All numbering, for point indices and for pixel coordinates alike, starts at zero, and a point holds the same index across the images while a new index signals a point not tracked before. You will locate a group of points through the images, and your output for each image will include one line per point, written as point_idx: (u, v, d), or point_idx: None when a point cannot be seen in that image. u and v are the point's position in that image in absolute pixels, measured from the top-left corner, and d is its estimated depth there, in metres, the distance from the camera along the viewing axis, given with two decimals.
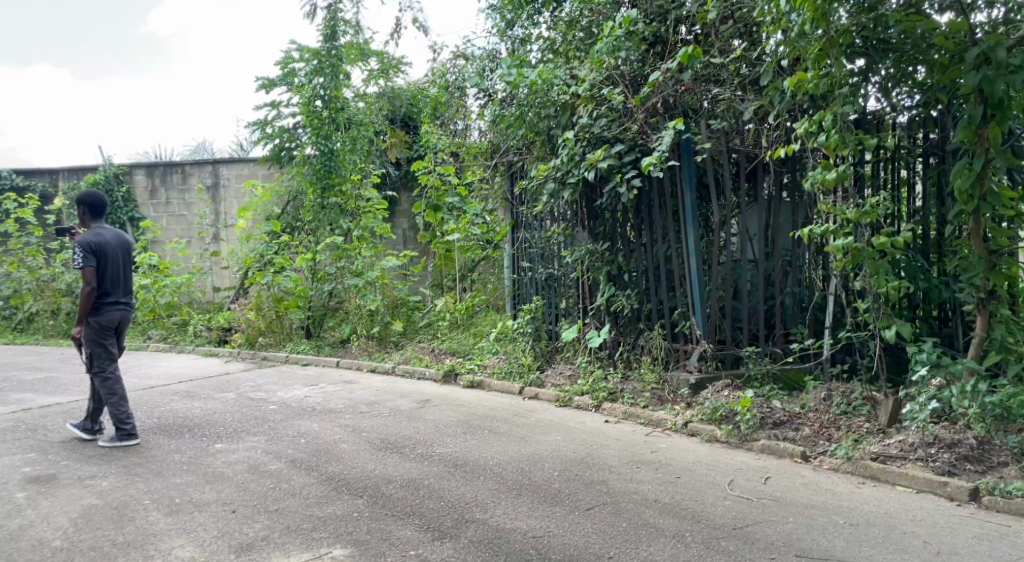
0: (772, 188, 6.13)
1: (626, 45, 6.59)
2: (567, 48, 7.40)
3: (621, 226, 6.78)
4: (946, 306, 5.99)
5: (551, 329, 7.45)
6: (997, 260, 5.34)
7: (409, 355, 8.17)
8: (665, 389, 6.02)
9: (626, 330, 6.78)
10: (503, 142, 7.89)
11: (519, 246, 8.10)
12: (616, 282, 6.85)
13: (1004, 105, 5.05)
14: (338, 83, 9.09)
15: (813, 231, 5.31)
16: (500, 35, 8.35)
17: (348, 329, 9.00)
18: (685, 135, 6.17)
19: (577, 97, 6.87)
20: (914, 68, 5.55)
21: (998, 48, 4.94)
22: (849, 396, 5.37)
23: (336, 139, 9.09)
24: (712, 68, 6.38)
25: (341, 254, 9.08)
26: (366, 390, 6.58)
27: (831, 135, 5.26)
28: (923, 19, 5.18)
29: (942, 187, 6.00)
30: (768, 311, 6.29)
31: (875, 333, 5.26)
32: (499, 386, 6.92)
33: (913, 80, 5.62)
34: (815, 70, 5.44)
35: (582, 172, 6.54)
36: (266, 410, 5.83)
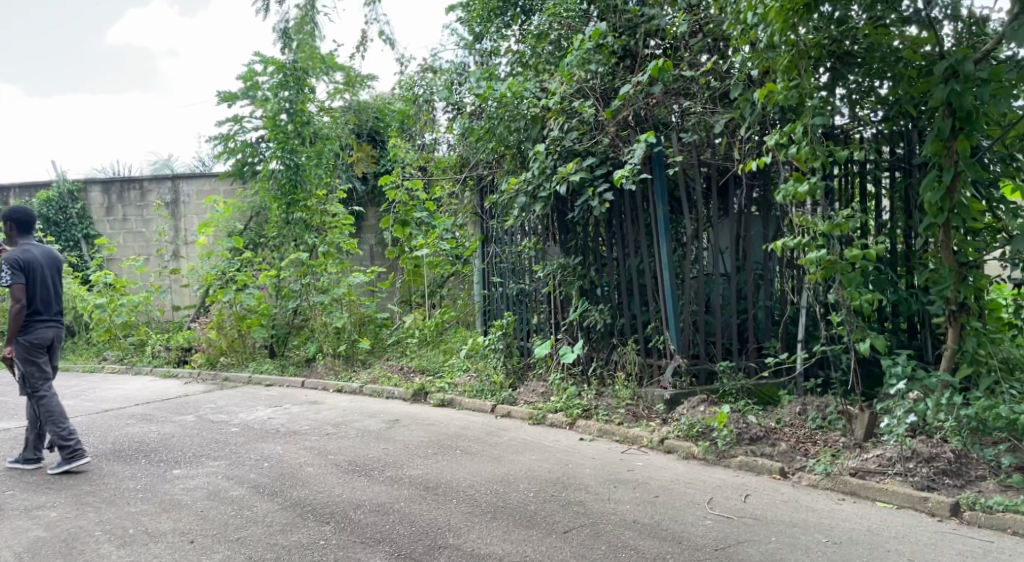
0: (743, 202, 6.09)
1: (596, 58, 6.63)
2: (536, 62, 7.35)
3: (593, 240, 6.71)
4: (914, 319, 6.00)
5: (523, 345, 7.35)
6: (967, 272, 5.37)
7: (377, 374, 7.97)
8: (640, 405, 5.94)
9: (598, 345, 6.68)
10: (472, 155, 7.78)
11: (491, 260, 8.04)
12: (588, 297, 6.76)
13: (973, 117, 5.12)
14: (304, 97, 8.92)
15: (786, 243, 5.27)
16: (468, 48, 8.27)
17: (314, 347, 8.78)
18: (657, 147, 6.07)
19: (547, 110, 6.80)
20: (879, 82, 5.65)
21: (965, 62, 5.00)
22: (824, 410, 5.35)
23: (302, 153, 8.94)
24: (681, 81, 6.36)
25: (306, 270, 8.86)
26: (332, 411, 6.38)
27: (802, 147, 5.24)
28: (890, 32, 5.29)
29: (909, 201, 6.04)
30: (741, 325, 6.24)
31: (850, 347, 5.21)
32: (470, 404, 6.78)
33: (874, 99, 5.74)
34: (784, 82, 5.41)
35: (554, 186, 6.46)
36: (227, 432, 5.60)
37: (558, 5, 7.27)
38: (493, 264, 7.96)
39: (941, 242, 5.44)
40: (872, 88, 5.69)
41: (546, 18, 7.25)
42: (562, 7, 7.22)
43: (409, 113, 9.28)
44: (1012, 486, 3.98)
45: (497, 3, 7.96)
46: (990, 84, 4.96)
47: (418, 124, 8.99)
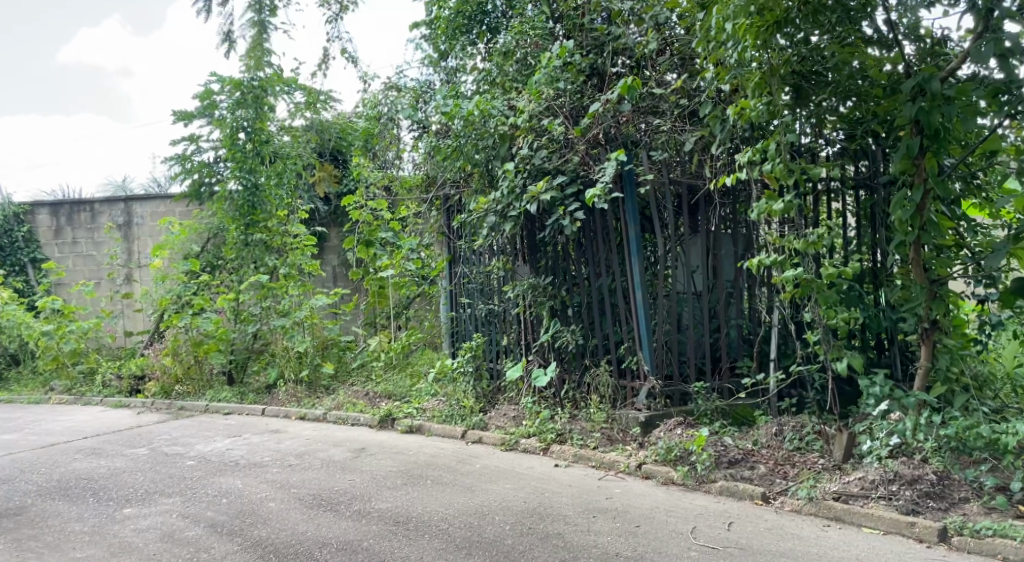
0: (714, 220, 6.05)
1: (564, 77, 6.56)
2: (503, 80, 7.21)
3: (563, 260, 6.58)
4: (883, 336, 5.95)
5: (493, 368, 7.18)
6: (938, 289, 5.33)
7: (341, 400, 7.70)
8: (615, 428, 5.81)
9: (570, 367, 6.53)
10: (438, 174, 7.62)
11: (458, 281, 7.87)
12: (559, 318, 6.61)
13: (941, 135, 5.12)
14: (263, 115, 8.76)
15: (761, 261, 5.21)
16: (433, 67, 8.14)
17: (275, 373, 8.48)
18: (628, 165, 6.01)
19: (515, 128, 6.69)
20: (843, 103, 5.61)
21: (932, 80, 4.99)
22: (801, 430, 5.25)
23: (261, 173, 8.72)
24: (648, 99, 6.33)
25: (266, 292, 8.60)
26: (295, 440, 6.12)
27: (776, 165, 5.20)
28: (857, 50, 5.25)
29: (875, 215, 5.97)
30: (713, 345, 6.17)
31: (826, 366, 5.15)
32: (439, 430, 6.57)
33: (833, 118, 5.69)
34: (756, 98, 5.41)
35: (524, 205, 6.33)
36: (183, 466, 5.31)
37: (525, 22, 7.18)
38: (462, 285, 7.79)
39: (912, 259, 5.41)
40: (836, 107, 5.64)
41: (513, 36, 7.15)
42: (529, 24, 7.13)
43: (373, 131, 9.11)
44: (997, 508, 3.92)
45: (462, 20, 7.85)
46: (956, 102, 4.96)
47: (381, 142, 8.84)
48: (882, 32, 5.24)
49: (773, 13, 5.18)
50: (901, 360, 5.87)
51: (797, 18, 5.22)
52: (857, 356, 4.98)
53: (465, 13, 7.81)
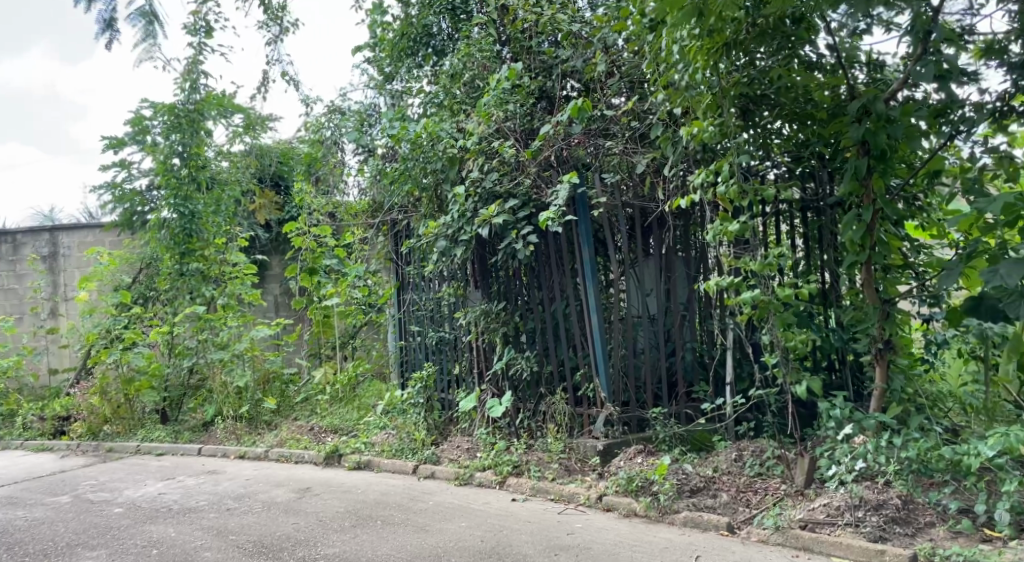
0: (668, 242, 5.98)
1: (513, 99, 6.43)
2: (451, 102, 7.02)
3: (516, 284, 6.42)
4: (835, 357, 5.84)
5: (444, 398, 6.94)
6: (890, 309, 5.25)
7: (284, 437, 7.33)
8: (573, 457, 5.63)
9: (525, 395, 6.33)
10: (385, 198, 7.39)
11: (408, 308, 7.64)
12: (513, 345, 6.42)
13: (887, 156, 5.07)
14: (200, 140, 8.42)
15: (718, 283, 5.14)
16: (378, 90, 7.94)
17: (212, 410, 8.05)
18: (581, 188, 5.92)
19: (464, 151, 6.52)
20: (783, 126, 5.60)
21: (877, 101, 4.95)
22: (761, 456, 5.10)
23: (198, 200, 8.35)
24: (599, 121, 6.22)
25: (203, 325, 8.20)
26: (235, 481, 5.77)
27: (730, 186, 5.14)
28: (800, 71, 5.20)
29: (825, 235, 5.78)
30: (669, 369, 6.06)
31: (785, 390, 5.05)
32: (390, 466, 6.30)
33: (778, 141, 5.66)
34: (708, 120, 5.38)
35: (475, 229, 6.17)
36: (110, 514, 4.92)
37: (472, 44, 7.05)
38: (411, 312, 7.55)
39: (863, 280, 5.33)
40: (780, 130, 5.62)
41: (460, 57, 7.01)
42: (477, 46, 7.00)
43: (316, 155, 8.84)
44: (963, 533, 3.84)
45: (407, 41, 7.68)
46: (902, 122, 4.94)
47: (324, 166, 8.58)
48: (826, 56, 5.22)
49: (721, 36, 5.14)
50: (854, 382, 5.76)
51: (745, 41, 5.18)
52: (815, 379, 4.90)
53: (410, 35, 7.64)
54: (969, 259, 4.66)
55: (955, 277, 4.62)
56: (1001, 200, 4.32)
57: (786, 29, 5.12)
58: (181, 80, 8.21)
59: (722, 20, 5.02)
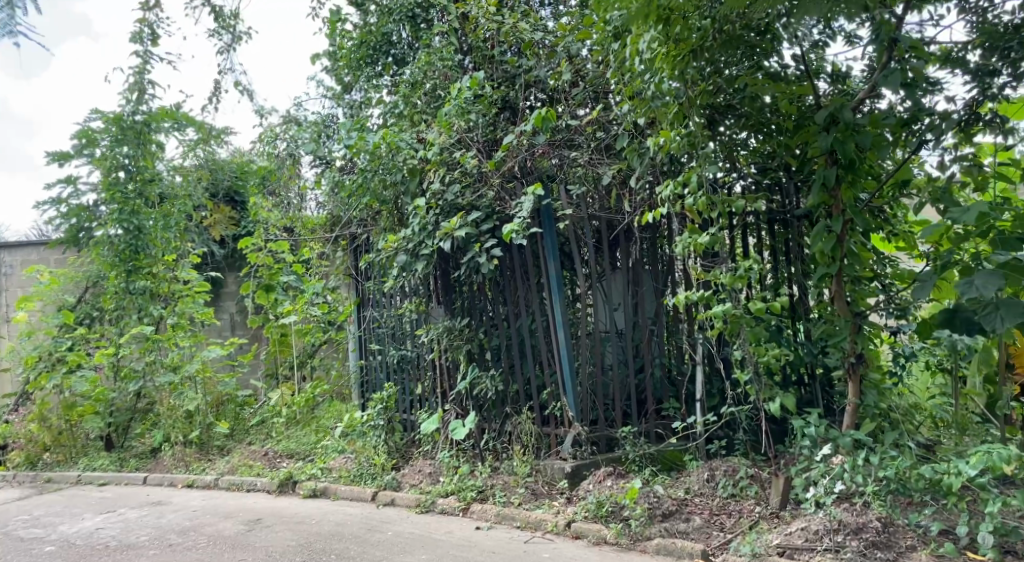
0: (636, 255, 5.79)
1: (475, 109, 6.23)
2: (411, 112, 6.77)
3: (480, 299, 6.18)
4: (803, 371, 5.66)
5: (406, 419, 6.67)
6: (862, 322, 5.09)
7: (235, 463, 6.98)
8: (540, 480, 5.40)
9: (489, 415, 6.09)
10: (344, 212, 7.14)
11: (369, 326, 7.38)
12: (477, 363, 6.18)
13: (855, 166, 4.88)
14: (148, 153, 8.08)
15: (688, 296, 4.96)
16: (336, 100, 7.68)
17: (160, 436, 7.68)
18: (546, 200, 5.72)
19: (426, 163, 6.29)
20: (749, 136, 5.42)
21: (844, 110, 4.73)
22: (734, 475, 4.91)
23: (145, 215, 8.01)
24: (564, 132, 6.04)
25: (150, 345, 7.83)
26: (178, 513, 5.52)
27: (698, 197, 4.98)
28: (767, 81, 5.00)
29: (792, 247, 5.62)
30: (639, 386, 5.86)
31: (759, 407, 4.88)
32: (347, 493, 6.01)
33: (744, 152, 5.48)
34: (675, 129, 5.20)
35: (437, 243, 5.92)
36: (40, 554, 4.58)
37: (433, 53, 6.83)
38: (372, 330, 7.28)
39: (833, 292, 5.16)
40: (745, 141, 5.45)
41: (421, 67, 6.79)
42: (437, 55, 6.78)
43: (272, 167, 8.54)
44: (946, 556, 3.67)
45: (366, 50, 7.46)
46: (870, 131, 4.77)
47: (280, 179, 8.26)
48: (791, 67, 5.09)
49: (685, 42, 4.97)
50: (824, 397, 5.62)
51: (711, 48, 4.98)
52: (789, 395, 4.73)
53: (369, 43, 7.42)
54: (943, 271, 4.47)
55: (928, 290, 4.44)
56: (976, 208, 4.21)
57: (750, 38, 4.98)
58: (129, 90, 7.87)
59: (687, 28, 4.94)
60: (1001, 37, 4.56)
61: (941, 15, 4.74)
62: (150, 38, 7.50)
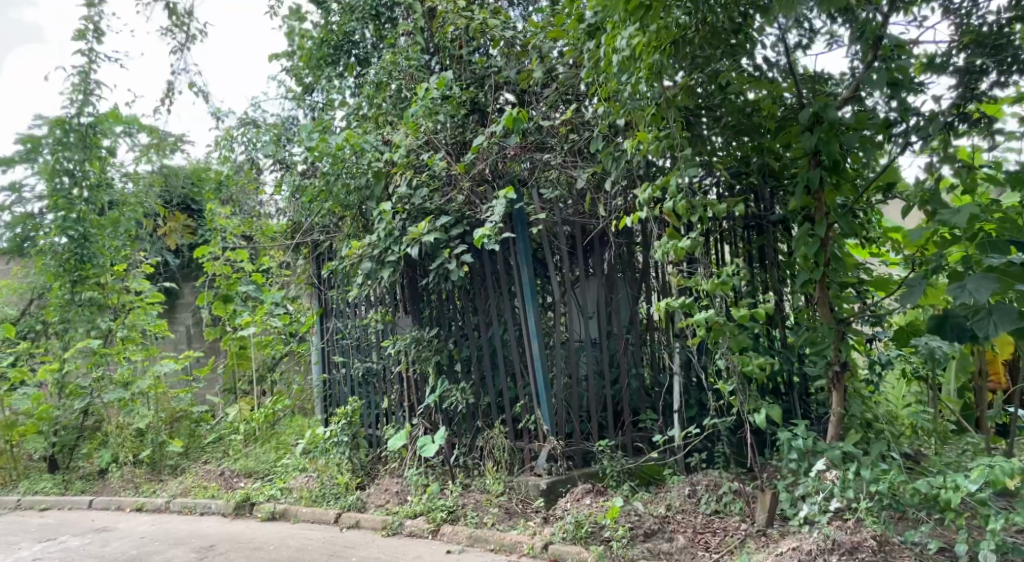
0: (612, 261, 5.57)
1: (443, 109, 5.97)
2: (375, 114, 6.48)
3: (450, 308, 5.90)
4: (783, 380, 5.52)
5: (371, 435, 6.38)
6: (846, 329, 4.91)
7: (188, 484, 6.61)
8: (514, 498, 5.15)
9: (460, 429, 5.81)
10: (305, 218, 6.82)
11: (331, 337, 7.06)
12: (446, 376, 5.89)
13: (840, 168, 4.73)
14: (95, 157, 7.69)
15: (668, 304, 4.73)
16: (297, 102, 7.36)
17: (108, 456, 7.28)
18: (518, 204, 5.48)
19: (391, 165, 6.01)
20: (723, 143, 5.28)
21: (829, 109, 4.59)
22: (717, 491, 4.71)
23: (92, 223, 7.61)
24: (535, 134, 5.81)
25: (98, 360, 7.43)
26: (126, 540, 5.19)
27: (678, 201, 4.76)
28: (749, 79, 4.84)
29: (767, 252, 5.53)
30: (614, 398, 5.65)
31: (743, 419, 4.67)
32: (308, 515, 5.69)
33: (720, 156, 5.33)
34: (654, 131, 4.99)
35: (404, 249, 5.62)
36: None
37: (398, 53, 6.55)
38: (335, 341, 6.98)
39: (816, 299, 4.97)
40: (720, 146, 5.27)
41: (385, 67, 6.50)
42: (403, 55, 6.51)
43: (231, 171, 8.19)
44: None
45: (328, 49, 7.15)
46: (854, 132, 4.65)
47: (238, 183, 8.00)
48: (770, 68, 4.92)
49: (669, 32, 4.73)
50: (800, 406, 5.50)
51: (694, 40, 4.76)
52: (774, 407, 4.54)
53: (331, 42, 7.12)
54: (933, 276, 4.28)
55: (918, 296, 4.25)
56: (967, 210, 4.04)
57: (727, 35, 4.79)
58: (74, 91, 7.48)
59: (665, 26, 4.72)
60: (985, 37, 4.43)
61: (924, 16, 4.60)
62: (97, 36, 7.13)
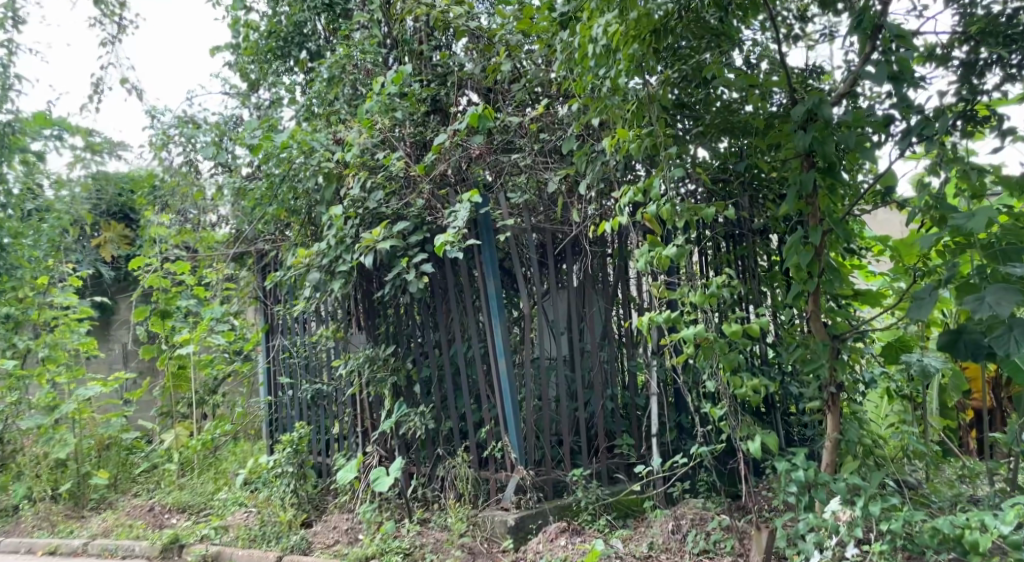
0: (586, 272, 5.11)
1: (401, 106, 5.46)
2: (326, 112, 5.95)
3: (408, 323, 5.35)
4: (769, 400, 5.13)
5: (321, 463, 5.94)
6: (841, 346, 4.45)
7: (111, 523, 5.93)
8: (479, 537, 4.63)
9: (419, 458, 5.28)
10: (248, 226, 6.24)
11: (277, 356, 6.46)
12: (404, 398, 5.35)
13: (835, 169, 4.30)
14: (15, 158, 6.99)
15: (651, 318, 4.23)
16: (241, 100, 6.75)
17: (22, 490, 6.55)
18: (483, 208, 4.95)
19: (344, 166, 5.44)
20: (707, 146, 4.91)
21: (824, 106, 4.15)
22: (705, 527, 4.25)
23: (11, 231, 6.91)
24: (502, 133, 5.34)
25: (14, 383, 6.71)
26: None
27: (661, 204, 4.26)
28: (734, 73, 4.40)
29: (750, 264, 5.17)
30: (588, 421, 5.19)
31: (735, 448, 4.16)
32: (246, 558, 5.08)
33: (706, 158, 4.97)
34: (635, 128, 4.53)
35: (356, 258, 5.04)
36: None
37: (352, 45, 6.01)
38: (280, 361, 6.39)
39: (809, 314, 4.53)
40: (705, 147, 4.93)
41: (338, 61, 5.96)
42: (358, 47, 5.96)
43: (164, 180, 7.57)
44: None
45: (276, 42, 6.59)
46: (852, 130, 4.20)
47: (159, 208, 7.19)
48: (749, 64, 4.67)
49: (650, 21, 4.24)
50: (783, 428, 5.11)
51: (677, 28, 4.32)
52: (769, 433, 4.06)
53: (280, 34, 6.57)
54: (944, 287, 3.85)
55: (928, 309, 3.79)
56: (984, 214, 3.63)
57: (712, 26, 4.44)
58: None
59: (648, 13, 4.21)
60: (989, 30, 4.16)
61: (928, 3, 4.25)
62: (18, 24, 6.47)
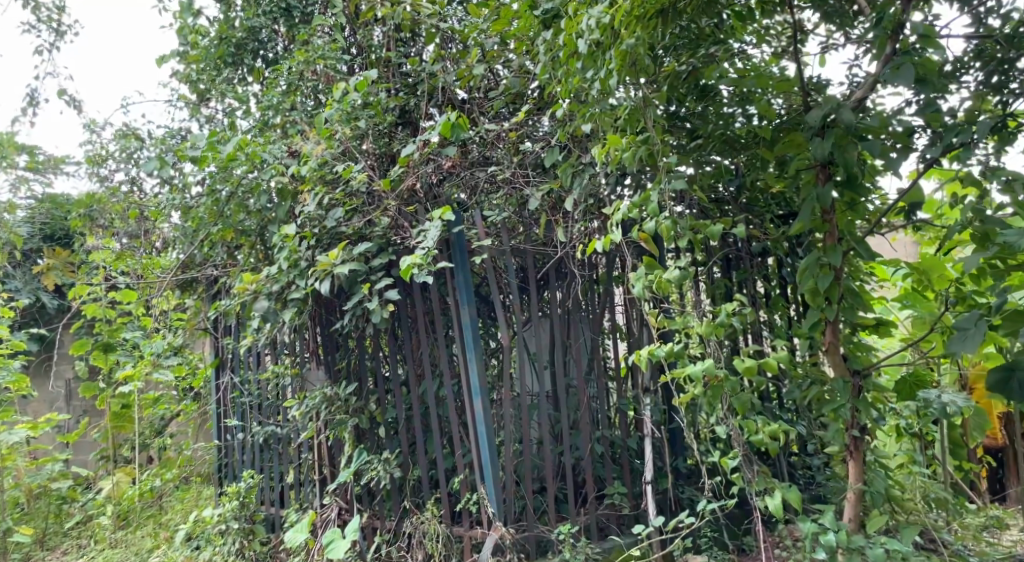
0: (572, 298, 4.54)
1: (365, 114, 4.91)
2: (282, 122, 5.39)
3: (373, 357, 4.74)
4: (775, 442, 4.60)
5: (272, 516, 5.30)
6: (863, 383, 3.92)
7: None
8: None
9: (383, 511, 4.66)
10: (195, 250, 5.63)
11: (227, 395, 5.81)
12: (367, 443, 4.73)
13: (857, 182, 3.80)
14: None
15: (651, 352, 3.67)
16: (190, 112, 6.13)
17: None
18: (457, 227, 4.36)
19: (300, 182, 4.88)
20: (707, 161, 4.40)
21: (843, 109, 3.66)
22: None
23: None
24: (477, 146, 4.83)
25: None
26: None
27: (660, 221, 3.74)
28: (721, 65, 4.04)
29: (752, 291, 4.68)
30: (574, 466, 4.60)
31: (749, 504, 3.57)
32: None
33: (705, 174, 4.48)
34: (630, 135, 4.01)
35: (312, 283, 4.45)
36: None
37: (311, 50, 5.46)
38: (229, 400, 5.75)
39: (826, 347, 3.98)
40: (702, 162, 4.44)
41: (296, 67, 5.41)
42: (317, 52, 5.42)
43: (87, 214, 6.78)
44: None
45: (227, 48, 6.05)
46: (876, 138, 3.70)
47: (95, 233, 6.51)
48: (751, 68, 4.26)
49: (652, 2, 3.66)
50: (791, 473, 4.58)
51: (684, 12, 3.75)
52: (789, 487, 3.48)
53: (232, 39, 6.03)
54: (993, 316, 3.31)
55: (975, 342, 3.26)
56: None
57: (709, 30, 4.14)
58: None
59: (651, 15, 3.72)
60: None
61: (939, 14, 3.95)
62: None
